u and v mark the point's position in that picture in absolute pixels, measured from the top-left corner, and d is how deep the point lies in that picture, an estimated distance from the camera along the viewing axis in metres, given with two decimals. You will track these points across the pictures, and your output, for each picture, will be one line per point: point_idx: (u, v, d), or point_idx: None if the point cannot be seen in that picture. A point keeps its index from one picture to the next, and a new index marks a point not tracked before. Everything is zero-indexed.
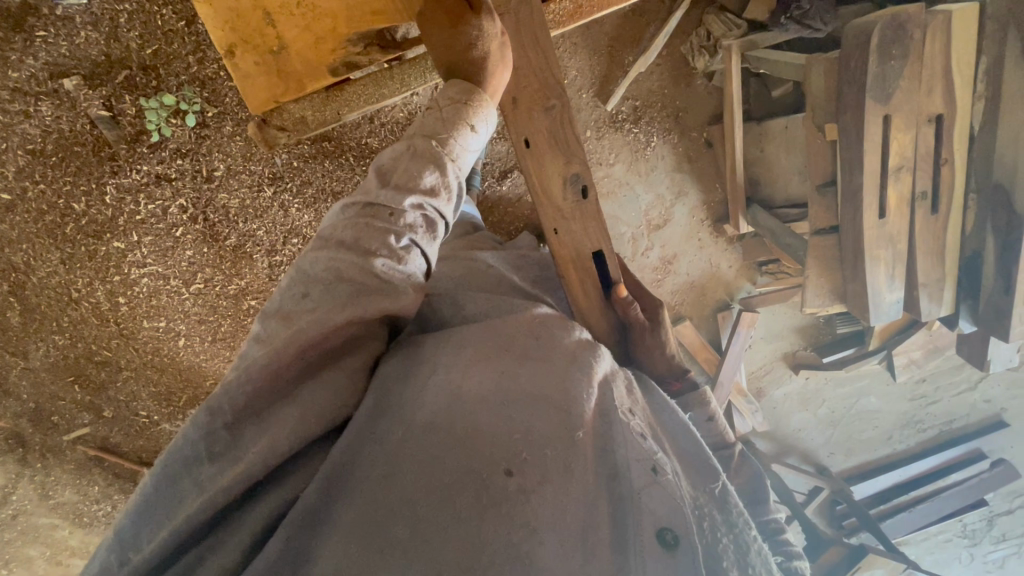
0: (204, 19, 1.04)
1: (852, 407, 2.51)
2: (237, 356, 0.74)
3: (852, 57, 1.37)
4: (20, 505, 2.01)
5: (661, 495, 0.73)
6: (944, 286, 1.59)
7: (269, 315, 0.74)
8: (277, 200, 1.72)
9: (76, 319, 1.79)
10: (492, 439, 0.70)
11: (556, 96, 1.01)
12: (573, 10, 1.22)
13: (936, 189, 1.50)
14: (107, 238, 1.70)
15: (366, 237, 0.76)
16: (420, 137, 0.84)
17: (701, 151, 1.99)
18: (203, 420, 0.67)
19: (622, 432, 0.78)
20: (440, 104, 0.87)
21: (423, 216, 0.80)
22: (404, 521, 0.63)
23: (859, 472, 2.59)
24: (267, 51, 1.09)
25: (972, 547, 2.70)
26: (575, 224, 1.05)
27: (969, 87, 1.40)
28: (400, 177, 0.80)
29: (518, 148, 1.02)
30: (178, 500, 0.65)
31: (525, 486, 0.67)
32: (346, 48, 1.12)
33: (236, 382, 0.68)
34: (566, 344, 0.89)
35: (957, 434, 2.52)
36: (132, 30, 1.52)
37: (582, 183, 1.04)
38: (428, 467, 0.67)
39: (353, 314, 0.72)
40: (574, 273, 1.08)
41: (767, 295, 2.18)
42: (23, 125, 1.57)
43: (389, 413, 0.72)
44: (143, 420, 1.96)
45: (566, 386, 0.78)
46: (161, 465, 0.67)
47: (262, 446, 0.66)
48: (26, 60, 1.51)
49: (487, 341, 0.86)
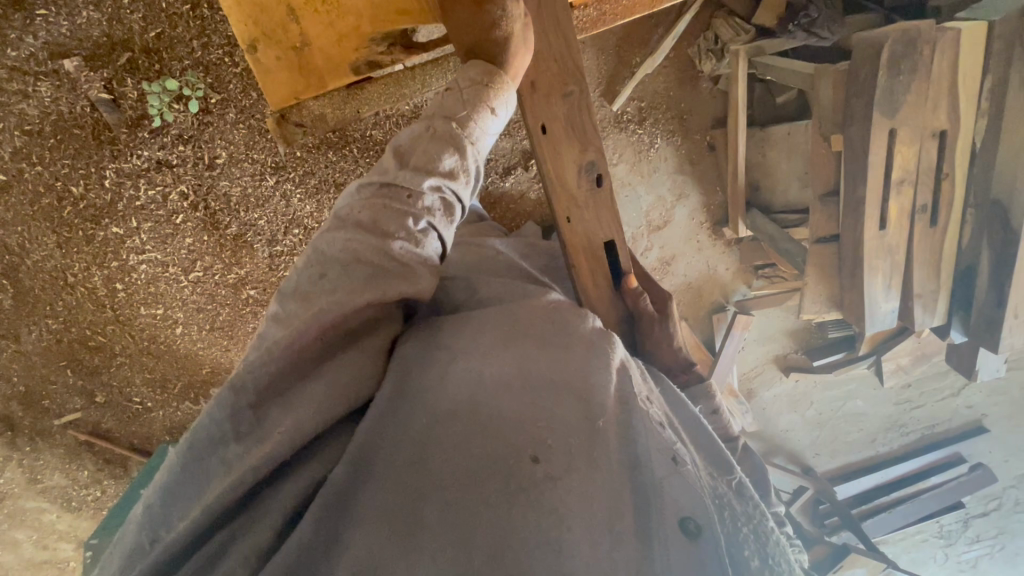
0: (229, 16, 1.10)
1: (840, 408, 2.56)
2: (258, 335, 0.76)
3: (861, 69, 1.39)
4: (7, 488, 1.99)
5: (680, 483, 0.76)
6: (937, 296, 1.63)
7: (286, 296, 0.76)
8: (279, 190, 1.71)
9: (71, 304, 1.77)
10: (517, 426, 0.73)
11: (575, 82, 1.02)
12: (595, 18, 1.27)
13: (936, 201, 1.53)
14: (105, 223, 1.68)
15: (384, 219, 0.78)
16: (439, 118, 0.85)
17: (704, 153, 2.00)
18: (228, 398, 0.70)
19: (642, 419, 0.80)
20: (460, 85, 0.88)
21: (441, 199, 0.82)
22: (436, 505, 0.66)
23: (843, 473, 2.65)
24: (290, 47, 1.14)
25: (947, 547, 2.79)
26: (588, 213, 1.07)
27: (973, 103, 1.42)
28: (420, 159, 0.82)
29: (534, 132, 1.02)
30: (206, 478, 0.69)
31: (551, 473, 0.70)
32: (369, 47, 1.16)
33: (259, 361, 0.71)
34: (583, 331, 0.91)
35: (939, 437, 2.58)
36: (135, 12, 1.49)
37: (597, 171, 1.06)
38: (456, 452, 0.70)
39: (373, 295, 0.75)
40: (584, 262, 1.09)
41: (762, 299, 2.21)
42: (22, 105, 1.54)
43: (413, 396, 0.76)
44: (135, 406, 1.94)
45: (586, 374, 0.81)
46: (186, 444, 0.70)
47: (288, 426, 0.69)
48: (25, 38, 1.48)
49: (506, 328, 0.89)
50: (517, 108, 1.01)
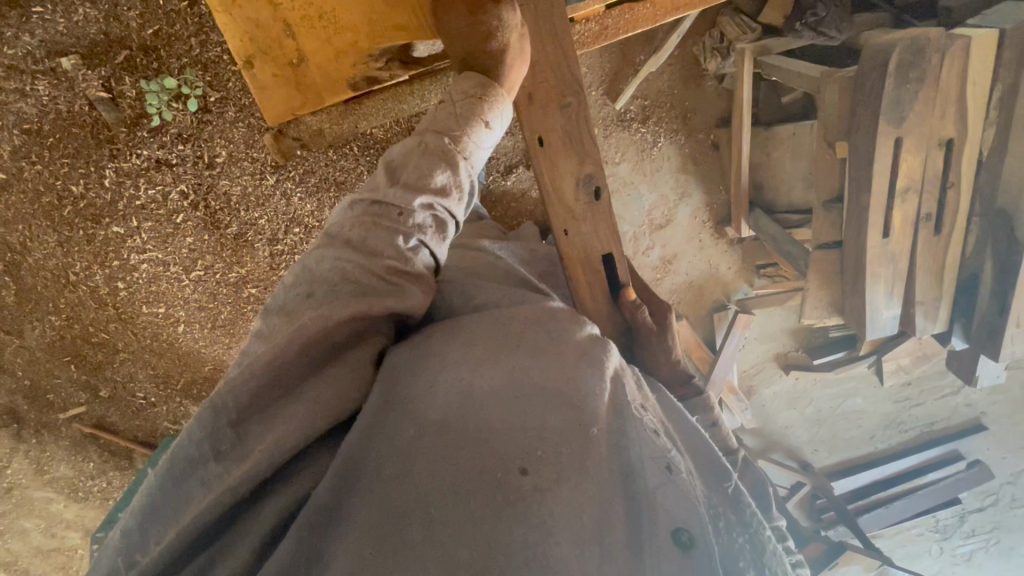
0: (224, 30, 1.12)
1: (838, 406, 2.57)
2: (240, 353, 0.79)
3: (868, 78, 1.36)
4: (14, 478, 2.02)
5: (674, 492, 0.77)
6: (939, 303, 1.62)
7: (271, 312, 0.79)
8: (279, 188, 1.70)
9: (73, 302, 1.78)
10: (505, 438, 0.73)
11: (573, 93, 1.00)
12: (597, 31, 1.27)
13: (941, 210, 1.51)
14: (105, 222, 1.68)
15: (374, 237, 0.78)
16: (432, 133, 0.85)
17: (708, 153, 1.98)
18: (207, 418, 0.71)
19: (635, 427, 0.81)
20: (454, 98, 0.88)
21: (433, 216, 0.82)
22: (420, 523, 0.67)
23: (840, 469, 2.66)
24: (285, 63, 1.17)
25: (942, 541, 2.81)
26: (586, 225, 1.06)
27: (981, 111, 1.40)
28: (411, 175, 0.81)
29: (530, 144, 1.01)
30: (186, 498, 0.69)
31: (540, 485, 0.70)
32: (367, 63, 1.19)
33: (239, 380, 0.72)
34: (576, 338, 0.91)
35: (938, 435, 2.59)
36: (132, 9, 1.47)
37: (595, 184, 1.05)
38: (443, 465, 0.71)
39: (359, 309, 0.75)
40: (582, 274, 1.09)
41: (765, 299, 2.15)
42: (20, 104, 1.53)
43: (402, 407, 0.77)
44: (140, 401, 1.96)
45: (578, 381, 0.81)
46: (165, 464, 0.71)
47: (269, 441, 0.70)
48: (22, 36, 1.46)
49: (498, 336, 0.88)
50: (515, 120, 1.01)
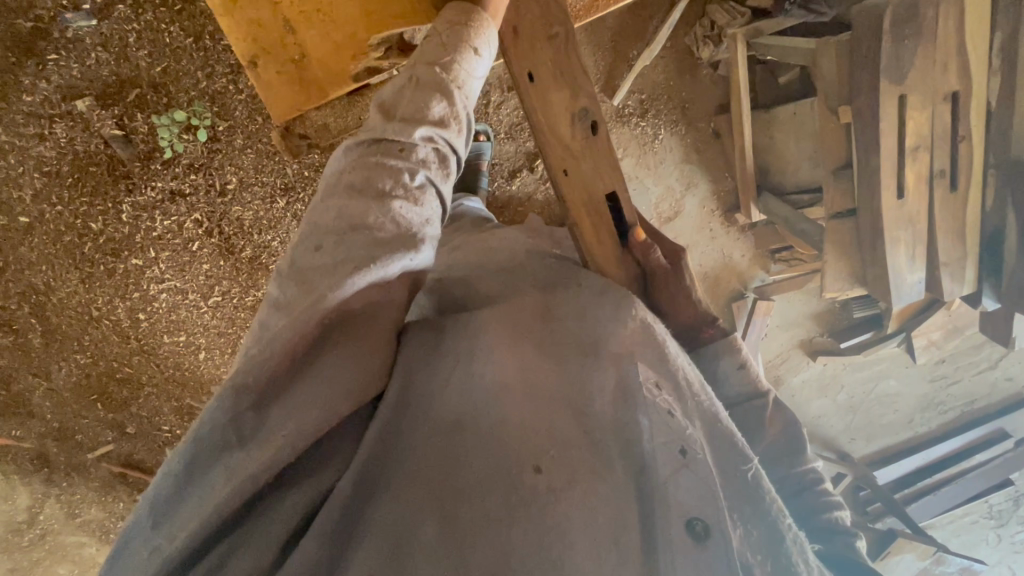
0: (228, 32, 1.17)
1: (873, 389, 2.47)
2: (258, 323, 0.75)
3: (864, 40, 1.38)
4: (47, 524, 2.03)
5: (690, 481, 0.71)
6: (965, 264, 1.57)
7: (283, 274, 0.75)
8: (290, 210, 1.74)
9: (97, 338, 1.81)
10: (519, 437, 0.72)
11: (559, 23, 0.96)
12: (588, 4, 1.30)
13: (955, 166, 1.49)
14: (124, 255, 1.72)
15: (377, 176, 0.77)
16: (421, 66, 0.83)
17: (710, 141, 1.99)
18: (229, 400, 0.66)
19: (648, 413, 0.75)
20: (440, 28, 0.87)
21: (435, 150, 0.81)
22: (433, 522, 0.67)
23: (882, 455, 2.58)
24: (288, 60, 1.21)
25: (999, 527, 2.68)
26: (587, 164, 0.99)
27: (984, 61, 1.39)
28: (407, 109, 0.80)
29: (519, 81, 0.98)
30: (210, 485, 0.65)
31: (553, 485, 0.69)
32: (367, 54, 1.23)
33: (258, 357, 0.68)
34: (587, 322, 0.84)
35: (980, 414, 2.49)
36: (141, 49, 1.54)
37: (591, 118, 0.99)
38: (453, 468, 0.70)
39: (371, 261, 0.72)
40: (586, 217, 1.00)
41: (782, 283, 2.17)
42: (39, 148, 1.59)
43: (417, 404, 0.75)
44: (165, 435, 1.97)
45: (587, 378, 0.78)
46: (187, 445, 0.66)
47: (291, 429, 0.67)
48: (39, 83, 1.53)
49: (511, 324, 0.85)
50: (504, 62, 0.99)
